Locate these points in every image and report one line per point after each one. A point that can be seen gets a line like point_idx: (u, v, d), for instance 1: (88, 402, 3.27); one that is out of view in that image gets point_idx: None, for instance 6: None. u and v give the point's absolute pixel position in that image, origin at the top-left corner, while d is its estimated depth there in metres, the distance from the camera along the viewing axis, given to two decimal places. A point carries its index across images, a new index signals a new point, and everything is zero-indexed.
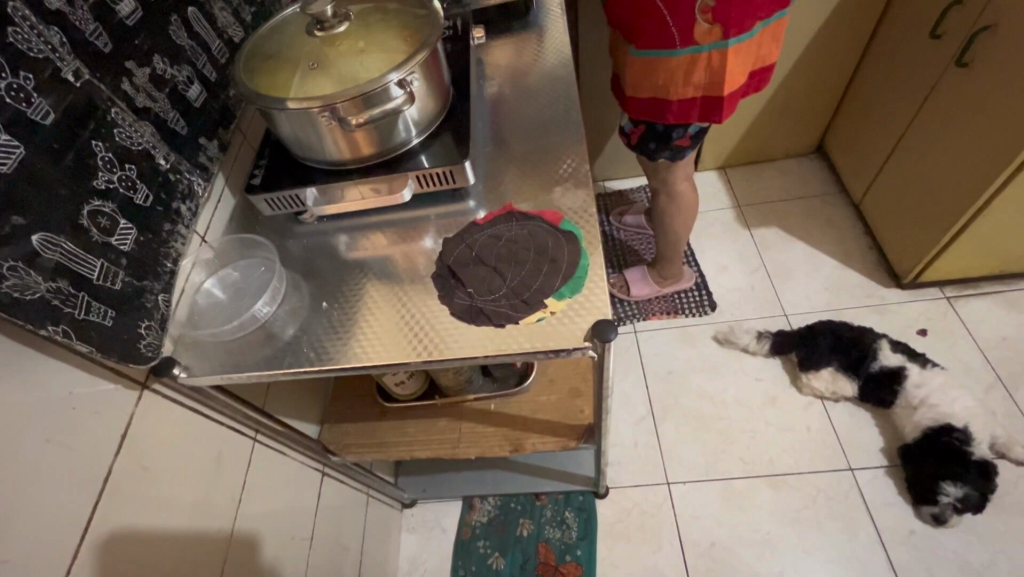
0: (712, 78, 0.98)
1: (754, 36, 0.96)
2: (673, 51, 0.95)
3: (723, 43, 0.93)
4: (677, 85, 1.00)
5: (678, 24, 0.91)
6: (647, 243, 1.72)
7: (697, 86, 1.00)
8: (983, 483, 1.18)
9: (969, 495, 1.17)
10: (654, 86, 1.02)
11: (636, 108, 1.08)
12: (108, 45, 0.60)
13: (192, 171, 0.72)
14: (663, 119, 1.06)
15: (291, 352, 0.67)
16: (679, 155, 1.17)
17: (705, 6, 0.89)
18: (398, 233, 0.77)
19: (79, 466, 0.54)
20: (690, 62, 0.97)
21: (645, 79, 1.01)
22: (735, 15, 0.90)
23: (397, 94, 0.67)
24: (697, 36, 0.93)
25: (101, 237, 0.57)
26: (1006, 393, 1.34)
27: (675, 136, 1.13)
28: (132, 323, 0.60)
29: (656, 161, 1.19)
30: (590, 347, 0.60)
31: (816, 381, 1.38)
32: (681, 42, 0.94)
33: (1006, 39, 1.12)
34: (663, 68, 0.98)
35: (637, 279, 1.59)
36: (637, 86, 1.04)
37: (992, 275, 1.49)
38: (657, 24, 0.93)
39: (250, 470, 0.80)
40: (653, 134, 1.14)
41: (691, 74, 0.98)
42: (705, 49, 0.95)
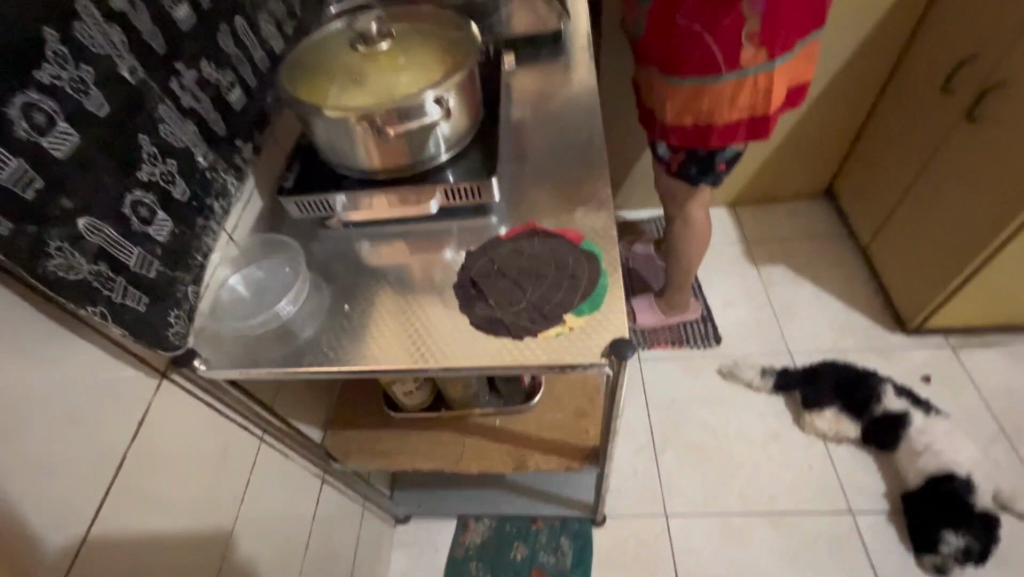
0: (757, 99, 1.02)
1: (795, 56, 1.00)
2: (718, 78, 0.99)
3: (768, 65, 0.97)
4: (723, 110, 1.03)
5: (725, 51, 0.95)
6: (655, 272, 1.74)
7: (742, 109, 1.03)
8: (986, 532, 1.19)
9: (971, 545, 1.18)
10: (699, 112, 1.04)
11: (676, 136, 1.10)
12: (162, 46, 0.63)
13: (227, 171, 0.75)
14: (707, 143, 1.08)
15: (311, 350, 0.68)
16: (719, 180, 1.19)
17: (752, 32, 0.94)
18: (420, 244, 0.79)
19: (97, 448, 0.55)
20: (735, 86, 1.00)
21: (689, 108, 1.04)
22: (780, 38, 0.95)
23: (433, 111, 0.70)
24: (743, 61, 0.97)
25: (141, 226, 0.58)
26: (1009, 444, 1.34)
27: (717, 160, 1.14)
28: (163, 311, 0.61)
29: (697, 186, 1.20)
30: (607, 364, 0.61)
31: (819, 421, 1.38)
32: (727, 68, 0.97)
33: (1015, 97, 1.17)
34: (709, 94, 1.01)
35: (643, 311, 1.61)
36: (678, 115, 1.06)
37: (997, 325, 1.50)
38: (701, 54, 0.97)
39: (254, 469, 0.80)
40: (693, 159, 1.15)
41: (736, 98, 1.01)
42: (751, 73, 0.98)
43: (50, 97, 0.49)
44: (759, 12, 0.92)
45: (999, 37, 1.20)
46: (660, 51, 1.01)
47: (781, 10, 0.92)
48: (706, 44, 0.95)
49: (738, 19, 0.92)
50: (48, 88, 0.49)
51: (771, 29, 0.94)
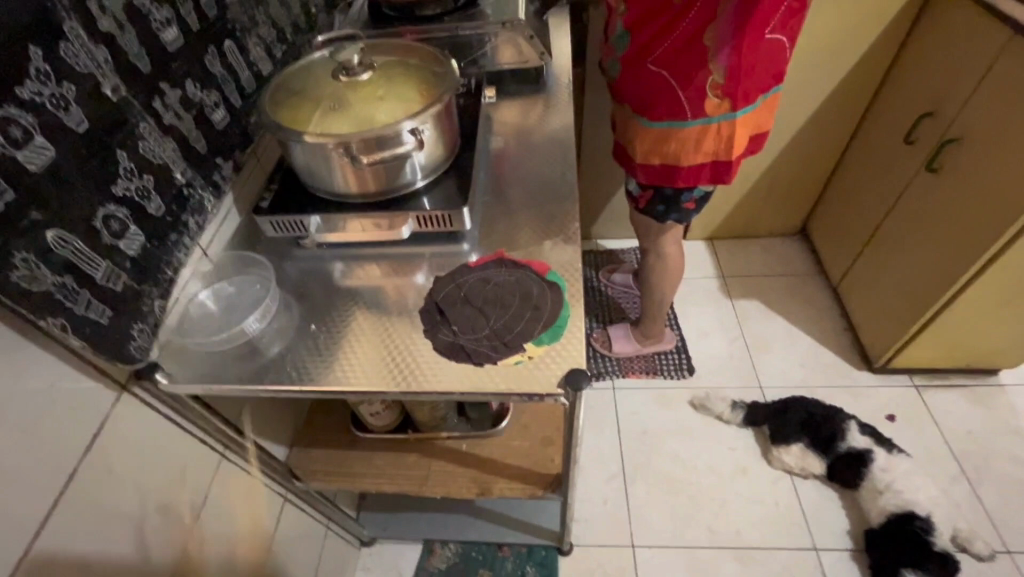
0: (721, 146, 1.06)
1: (757, 107, 1.05)
2: (684, 123, 1.03)
3: (731, 115, 1.02)
4: (688, 153, 1.07)
5: (690, 99, 1.00)
6: (633, 302, 1.76)
7: (706, 153, 1.07)
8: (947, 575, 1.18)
9: None
10: (666, 154, 1.08)
11: (646, 174, 1.14)
12: (147, 66, 0.66)
13: (205, 188, 0.76)
14: (674, 183, 1.13)
15: (274, 368, 0.69)
16: (685, 217, 1.23)
17: (716, 83, 0.98)
18: (391, 267, 0.80)
19: (47, 458, 0.55)
20: (700, 132, 1.04)
21: (657, 148, 1.08)
22: (743, 91, 0.99)
23: (409, 140, 0.72)
24: (708, 109, 1.01)
25: (111, 239, 0.59)
26: (969, 486, 1.37)
27: (682, 199, 1.19)
28: (127, 323, 0.62)
29: (664, 222, 1.24)
30: (562, 395, 0.62)
31: (786, 456, 1.40)
32: (692, 114, 1.02)
33: (971, 151, 1.23)
34: (675, 137, 1.05)
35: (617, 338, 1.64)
36: (647, 154, 1.10)
37: (959, 368, 1.55)
38: (669, 99, 1.01)
39: (213, 486, 0.79)
40: (661, 197, 1.19)
41: (701, 142, 1.06)
42: (715, 121, 1.03)
43: (28, 113, 0.51)
44: (723, 66, 0.96)
45: (956, 95, 1.27)
46: (632, 92, 1.05)
47: (744, 66, 0.96)
48: (674, 91, 1.00)
49: (704, 70, 0.97)
50: (27, 104, 0.50)
51: (735, 83, 0.98)
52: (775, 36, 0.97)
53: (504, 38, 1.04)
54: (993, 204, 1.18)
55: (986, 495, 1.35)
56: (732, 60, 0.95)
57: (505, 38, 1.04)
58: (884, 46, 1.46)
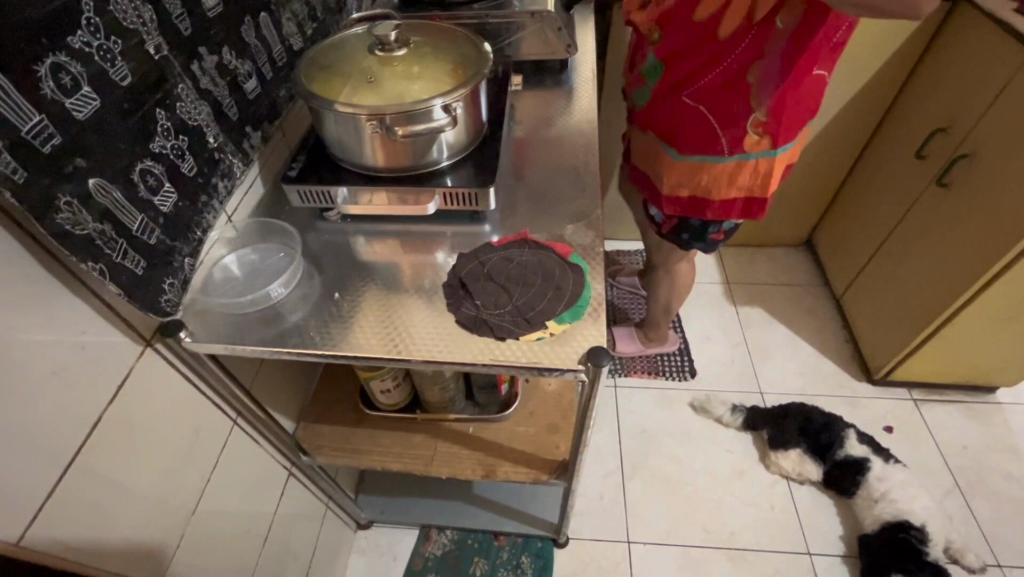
0: (756, 181, 1.07)
1: (795, 143, 1.05)
2: (719, 158, 1.04)
3: (770, 152, 1.02)
4: (721, 187, 1.08)
5: (728, 134, 1.00)
6: (637, 304, 1.78)
7: (740, 188, 1.08)
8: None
9: None
10: (697, 186, 1.09)
11: (673, 205, 1.15)
12: (188, 29, 0.67)
13: (234, 154, 0.77)
14: (703, 215, 1.14)
15: (297, 333, 0.70)
16: (710, 246, 1.23)
17: (757, 121, 0.98)
18: (413, 244, 0.81)
19: (73, 407, 0.55)
20: (735, 167, 1.05)
21: (688, 179, 1.09)
22: (785, 129, 0.99)
23: (440, 117, 0.73)
24: (746, 146, 1.01)
25: (147, 193, 0.60)
26: (962, 499, 1.38)
27: (710, 231, 1.19)
28: (158, 278, 0.62)
29: (688, 249, 1.25)
30: (582, 370, 0.63)
31: (784, 460, 1.41)
32: (729, 150, 1.02)
33: (981, 169, 1.25)
34: (708, 171, 1.06)
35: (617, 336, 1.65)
36: (676, 186, 1.11)
37: (957, 384, 1.57)
38: (705, 133, 1.02)
39: (223, 451, 0.80)
40: (686, 226, 1.20)
41: (735, 177, 1.06)
42: (753, 157, 1.03)
43: (78, 62, 0.51)
44: (766, 105, 0.96)
45: (969, 113, 1.29)
46: (666, 123, 1.06)
47: (788, 106, 0.95)
48: (711, 127, 1.01)
49: (744, 109, 0.97)
50: (77, 53, 0.51)
51: (777, 122, 0.97)
52: (820, 74, 0.96)
53: (533, 30, 1.06)
54: (1001, 220, 1.20)
55: (979, 509, 1.37)
56: (775, 101, 0.95)
57: (532, 29, 1.06)
58: (899, 63, 1.48)
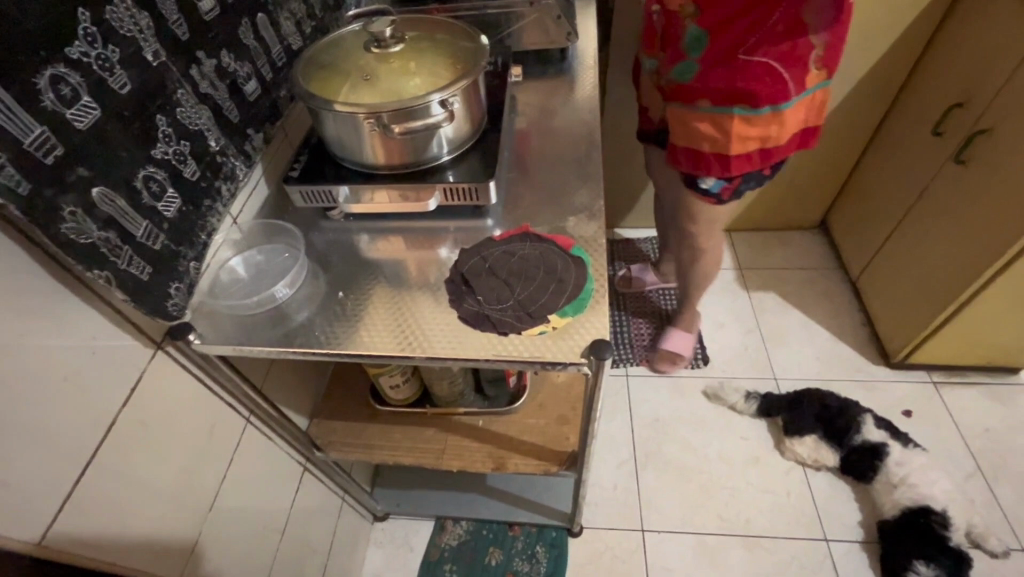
0: (813, 114, 1.06)
1: None
2: (787, 103, 0.99)
3: (826, 83, 1.02)
4: (787, 129, 1.04)
5: (796, 76, 0.96)
6: (664, 295, 1.76)
7: (802, 124, 1.06)
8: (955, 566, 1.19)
9: None
10: (765, 136, 1.03)
11: (739, 164, 1.06)
12: (185, 34, 0.67)
13: (237, 157, 0.77)
14: (771, 161, 1.07)
15: (303, 333, 0.71)
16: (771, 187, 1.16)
17: (818, 56, 0.97)
18: (415, 240, 0.82)
19: (88, 409, 0.57)
20: (799, 107, 1.02)
21: (756, 131, 1.02)
22: (836, 58, 1.00)
23: (438, 113, 0.73)
24: (809, 82, 0.99)
25: (150, 200, 0.61)
26: (985, 483, 1.36)
27: (768, 170, 1.12)
28: (164, 282, 0.63)
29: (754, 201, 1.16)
30: (585, 364, 0.63)
31: (799, 447, 1.39)
32: (797, 90, 0.98)
33: (1000, 143, 1.21)
34: (778, 118, 1.01)
35: (671, 351, 1.56)
36: (744, 142, 1.03)
37: (979, 366, 1.53)
38: (775, 82, 0.96)
39: (238, 448, 0.82)
40: (748, 178, 1.12)
41: (798, 116, 1.03)
42: (813, 92, 1.01)
43: (78, 73, 0.52)
44: (825, 38, 0.95)
45: (986, 84, 1.25)
46: (724, 86, 0.99)
47: (841, 33, 0.96)
48: (778, 74, 0.96)
49: (809, 45, 0.94)
50: (76, 63, 0.52)
51: (832, 50, 0.97)
52: None
53: (532, 20, 1.06)
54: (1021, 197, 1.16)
55: (1002, 492, 1.34)
56: (833, 30, 0.94)
57: (531, 19, 1.05)
58: (913, 37, 1.44)
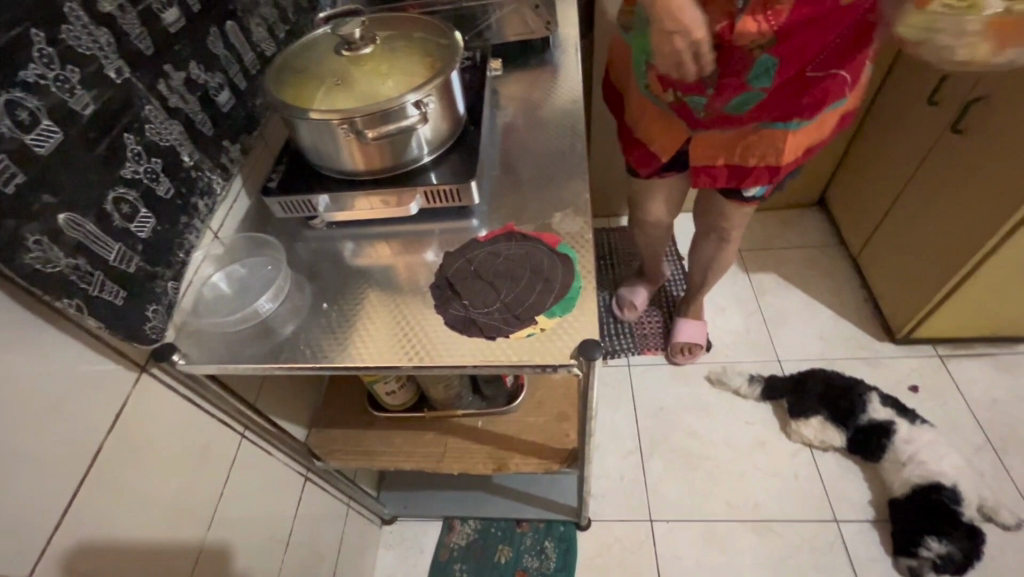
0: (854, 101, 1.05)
1: None
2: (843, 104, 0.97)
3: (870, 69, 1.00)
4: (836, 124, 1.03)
5: (855, 76, 0.94)
6: (676, 278, 1.75)
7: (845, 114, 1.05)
8: (970, 547, 1.18)
9: (953, 553, 1.17)
10: (818, 137, 1.02)
11: (792, 169, 1.05)
12: (150, 48, 0.66)
13: (213, 171, 0.76)
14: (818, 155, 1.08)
15: (289, 348, 0.70)
16: None
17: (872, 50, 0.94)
18: (401, 245, 0.80)
19: (71, 439, 0.55)
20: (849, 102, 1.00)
21: (811, 136, 1.00)
22: None
23: (413, 114, 0.71)
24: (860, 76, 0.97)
25: (121, 222, 0.60)
26: (995, 455, 1.34)
27: None
28: (142, 305, 0.62)
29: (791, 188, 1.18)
30: (576, 365, 0.62)
31: (805, 429, 1.38)
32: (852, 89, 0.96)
33: (997, 110, 1.18)
34: (832, 118, 0.99)
35: (686, 340, 1.55)
36: (800, 151, 1.02)
37: (985, 337, 1.51)
38: (839, 90, 0.93)
39: (235, 464, 0.81)
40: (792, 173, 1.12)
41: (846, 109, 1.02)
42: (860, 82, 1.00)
43: (35, 96, 0.51)
44: None
45: None
46: (790, 107, 0.94)
47: None
48: (842, 83, 0.93)
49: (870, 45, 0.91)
50: (32, 87, 0.50)
51: None
52: None
53: (511, 10, 1.02)
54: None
55: (1012, 464, 1.33)
56: None
57: (510, 8, 1.02)
58: None
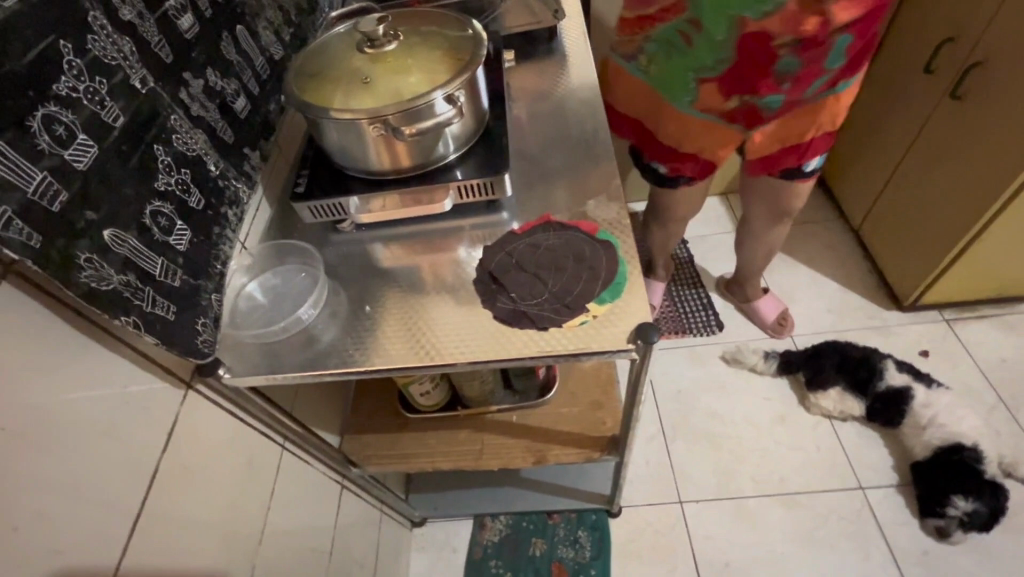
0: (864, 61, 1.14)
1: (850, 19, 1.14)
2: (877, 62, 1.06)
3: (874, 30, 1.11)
4: None
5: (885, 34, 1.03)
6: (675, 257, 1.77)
7: None
8: (995, 505, 1.21)
9: (978, 511, 1.20)
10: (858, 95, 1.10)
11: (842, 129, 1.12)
12: (169, 56, 0.64)
13: (238, 179, 0.74)
14: None
15: (334, 353, 0.69)
16: None
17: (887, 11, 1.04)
18: (433, 243, 0.79)
19: (130, 459, 0.54)
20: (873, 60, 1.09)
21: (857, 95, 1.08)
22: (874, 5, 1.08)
23: (444, 109, 0.70)
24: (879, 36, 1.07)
25: (161, 235, 0.58)
26: (1008, 413, 1.37)
27: None
28: (190, 319, 0.61)
29: None
30: (633, 349, 0.62)
31: (825, 401, 1.40)
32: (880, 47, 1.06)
33: (996, 75, 1.20)
34: None
35: (773, 316, 1.56)
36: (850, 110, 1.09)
37: (989, 298, 1.54)
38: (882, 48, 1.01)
39: (278, 476, 0.80)
40: None
41: None
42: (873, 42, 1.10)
43: (69, 110, 0.49)
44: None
45: (975, 17, 1.24)
46: (849, 74, 1.00)
47: None
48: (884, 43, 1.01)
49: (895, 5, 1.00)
50: (66, 100, 0.48)
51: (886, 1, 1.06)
52: None
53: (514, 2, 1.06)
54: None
55: None
56: None
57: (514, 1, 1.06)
58: None
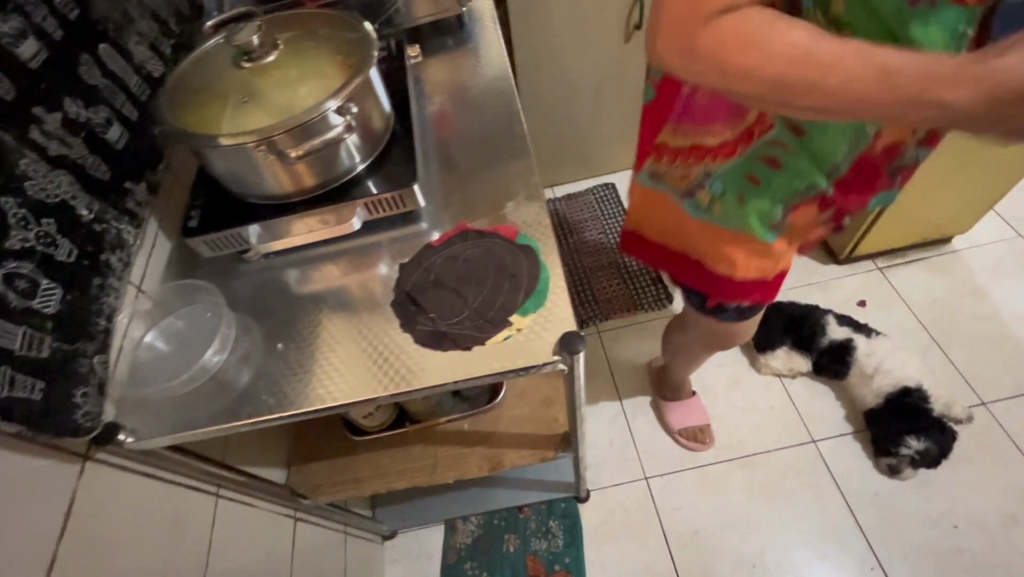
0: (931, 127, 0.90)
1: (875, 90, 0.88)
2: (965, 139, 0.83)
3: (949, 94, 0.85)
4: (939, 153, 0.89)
5: None
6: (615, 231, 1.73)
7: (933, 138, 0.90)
8: (943, 442, 1.28)
9: (930, 448, 1.27)
10: None
11: None
12: (10, 92, 0.55)
13: (120, 220, 0.68)
14: None
15: (250, 399, 0.64)
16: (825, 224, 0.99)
17: None
18: (349, 263, 0.74)
19: (20, 553, 0.48)
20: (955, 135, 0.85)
21: None
22: None
23: (336, 122, 0.65)
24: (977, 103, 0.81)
25: (20, 301, 0.52)
26: (941, 351, 1.45)
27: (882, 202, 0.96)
28: (65, 391, 0.56)
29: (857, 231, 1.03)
30: (559, 360, 0.60)
31: (773, 361, 1.44)
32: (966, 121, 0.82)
33: None
34: None
35: None
36: None
37: (915, 244, 1.61)
38: None
39: (218, 527, 0.74)
40: None
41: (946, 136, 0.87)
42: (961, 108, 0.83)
43: None
44: None
45: None
46: None
47: None
48: None
49: None
50: None
51: None
52: None
53: None
54: None
55: (957, 356, 1.44)
56: None
57: None
58: None
